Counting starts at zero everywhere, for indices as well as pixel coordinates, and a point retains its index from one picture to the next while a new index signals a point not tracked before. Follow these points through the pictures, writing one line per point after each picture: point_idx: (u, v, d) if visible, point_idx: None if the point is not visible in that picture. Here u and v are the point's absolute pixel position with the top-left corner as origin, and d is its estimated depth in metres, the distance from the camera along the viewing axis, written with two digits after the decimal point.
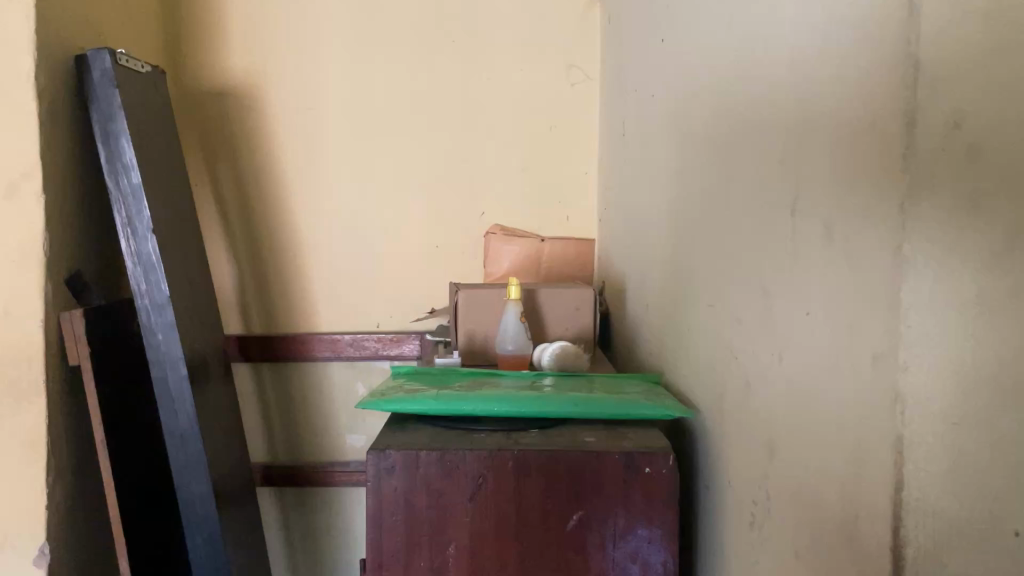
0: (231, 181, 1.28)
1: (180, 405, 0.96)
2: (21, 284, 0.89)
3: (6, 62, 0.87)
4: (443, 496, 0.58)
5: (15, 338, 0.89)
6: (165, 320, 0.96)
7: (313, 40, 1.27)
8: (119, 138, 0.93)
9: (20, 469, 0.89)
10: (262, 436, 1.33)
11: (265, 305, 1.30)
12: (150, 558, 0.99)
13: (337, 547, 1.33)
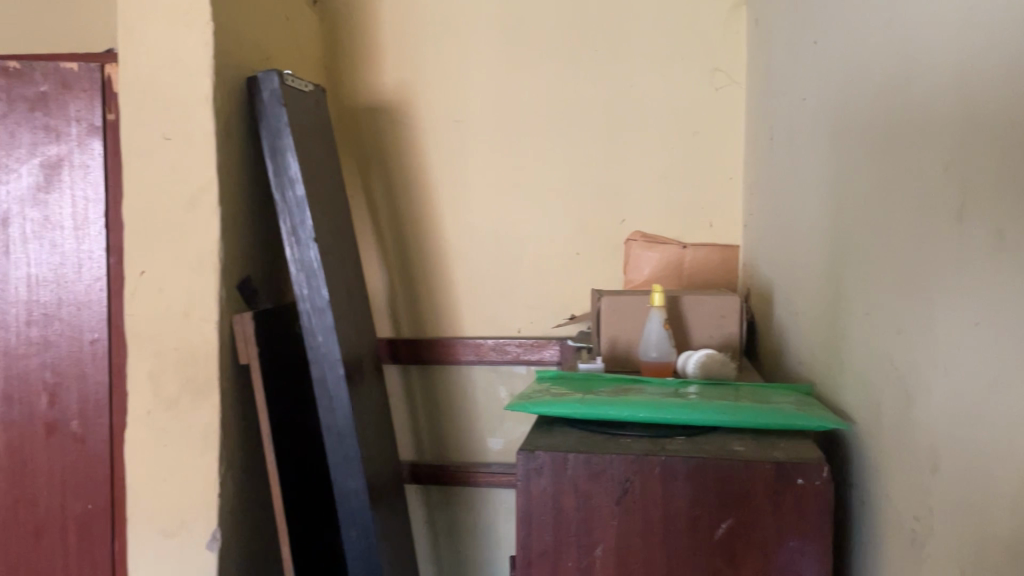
0: (383, 192, 1.34)
1: (338, 402, 1.02)
2: (200, 289, 0.97)
3: (188, 86, 0.96)
4: (590, 499, 0.60)
5: (194, 339, 0.98)
6: (324, 324, 1.02)
7: (461, 55, 1.32)
8: (286, 153, 1.00)
9: (196, 459, 0.98)
10: (409, 435, 1.38)
11: (413, 309, 1.36)
12: (309, 547, 1.05)
13: (480, 547, 1.36)
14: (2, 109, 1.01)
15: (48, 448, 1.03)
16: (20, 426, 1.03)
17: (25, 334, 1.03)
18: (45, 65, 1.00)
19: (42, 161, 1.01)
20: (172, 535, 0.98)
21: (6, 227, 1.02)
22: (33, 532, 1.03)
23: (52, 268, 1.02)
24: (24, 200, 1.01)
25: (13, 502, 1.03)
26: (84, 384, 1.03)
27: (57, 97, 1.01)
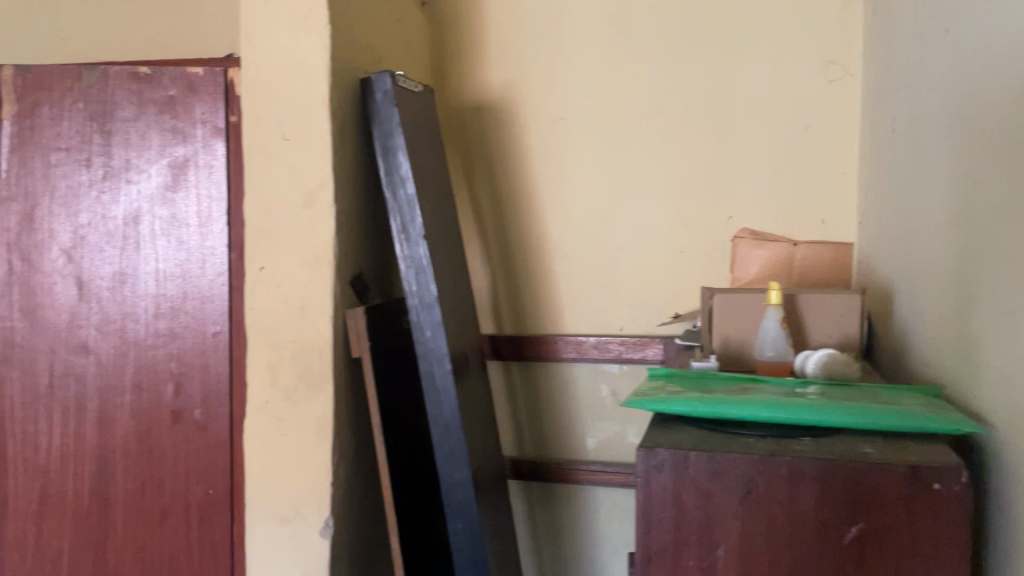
0: (487, 189, 1.36)
1: (445, 396, 1.04)
2: (315, 284, 1.01)
3: (306, 88, 0.99)
4: (712, 498, 0.59)
5: (310, 332, 1.01)
6: (433, 319, 1.04)
7: (565, 52, 1.32)
8: (396, 152, 1.03)
9: (310, 448, 1.01)
10: (510, 431, 1.39)
11: (515, 306, 1.37)
12: (416, 537, 1.07)
13: (581, 544, 1.36)
14: (133, 112, 1.06)
15: (174, 434, 1.08)
16: (148, 413, 1.09)
17: (153, 326, 1.08)
18: (174, 70, 1.06)
19: (170, 162, 1.07)
20: (287, 521, 1.02)
21: (137, 224, 1.07)
22: (159, 513, 1.09)
23: (178, 263, 1.08)
24: (154, 198, 1.07)
25: (141, 485, 1.09)
26: (206, 374, 1.08)
27: (185, 101, 1.06)
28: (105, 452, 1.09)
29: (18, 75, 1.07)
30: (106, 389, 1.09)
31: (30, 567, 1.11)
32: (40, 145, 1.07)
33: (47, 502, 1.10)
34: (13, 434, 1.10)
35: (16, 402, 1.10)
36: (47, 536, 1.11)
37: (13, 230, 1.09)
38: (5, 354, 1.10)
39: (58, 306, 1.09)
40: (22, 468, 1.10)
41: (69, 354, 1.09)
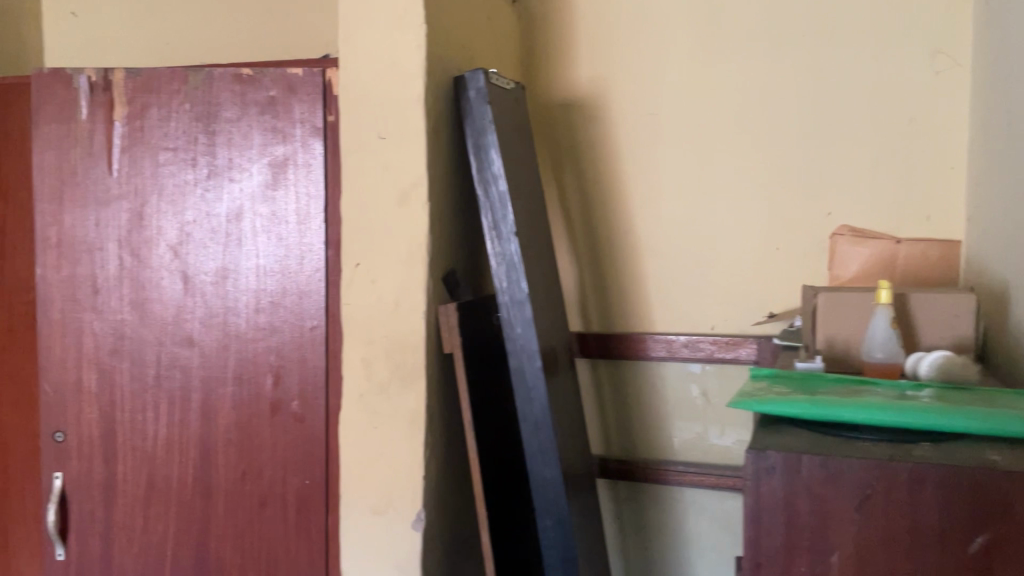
0: (575, 187, 1.36)
1: (535, 393, 1.04)
2: (410, 281, 1.02)
3: (402, 87, 1.01)
4: (825, 503, 0.58)
5: (404, 327, 1.03)
6: (524, 316, 1.04)
7: (657, 47, 1.30)
8: (489, 149, 1.03)
9: (403, 441, 1.03)
10: (597, 429, 1.38)
11: (603, 304, 1.36)
12: (506, 533, 1.08)
13: (669, 546, 1.35)
14: (236, 112, 1.10)
15: (273, 425, 1.12)
16: (248, 404, 1.12)
17: (254, 320, 1.12)
18: (275, 72, 1.09)
19: (271, 160, 1.10)
20: (380, 512, 1.04)
21: (239, 221, 1.11)
22: (258, 501, 1.13)
23: (277, 259, 1.11)
24: (255, 196, 1.10)
25: (241, 473, 1.13)
26: (303, 367, 1.11)
27: (285, 101, 1.09)
28: (207, 441, 1.14)
29: (129, 78, 1.12)
30: (209, 381, 1.13)
31: (136, 549, 1.16)
32: (149, 145, 1.12)
33: (153, 488, 1.15)
34: (123, 421, 1.15)
35: (126, 391, 1.15)
36: (153, 520, 1.15)
37: (124, 228, 1.14)
38: (116, 346, 1.15)
39: (165, 300, 1.14)
40: (130, 455, 1.15)
41: (175, 346, 1.14)
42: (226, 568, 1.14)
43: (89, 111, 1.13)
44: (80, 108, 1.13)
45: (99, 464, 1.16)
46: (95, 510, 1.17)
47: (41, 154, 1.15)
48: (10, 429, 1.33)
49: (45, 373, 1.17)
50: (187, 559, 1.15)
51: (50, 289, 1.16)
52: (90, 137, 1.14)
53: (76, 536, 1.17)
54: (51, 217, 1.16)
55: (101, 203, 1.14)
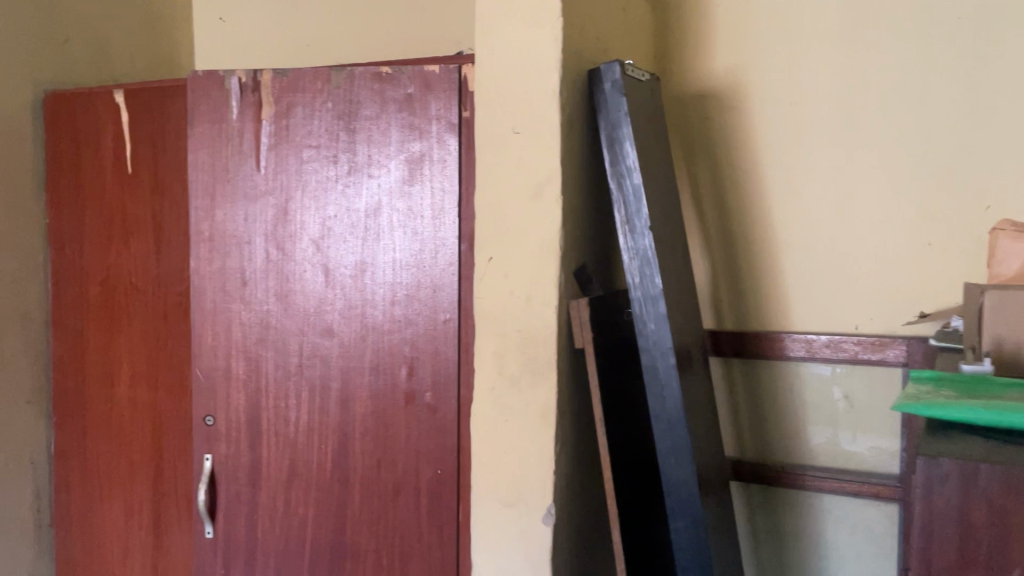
0: (709, 180, 1.32)
1: (668, 391, 1.02)
2: (542, 275, 1.02)
3: (538, 81, 1.00)
4: (1006, 515, 0.55)
5: (536, 321, 1.02)
6: (658, 313, 1.01)
7: (799, 34, 1.25)
8: (623, 142, 1.01)
9: (534, 435, 1.03)
10: (730, 429, 1.33)
11: (737, 300, 1.32)
12: (638, 532, 1.06)
13: (806, 553, 1.29)
14: (376, 110, 1.13)
15: (407, 415, 1.15)
16: (385, 394, 1.16)
17: (390, 313, 1.15)
18: (412, 69, 1.11)
19: (408, 156, 1.12)
20: (511, 505, 1.05)
21: (377, 216, 1.14)
22: (393, 489, 1.16)
23: (413, 253, 1.13)
24: (393, 191, 1.13)
25: (377, 461, 1.17)
26: (437, 360, 1.13)
27: (422, 98, 1.11)
28: (345, 429, 1.18)
29: (276, 78, 1.16)
30: (348, 370, 1.17)
31: (278, 531, 1.21)
32: (294, 143, 1.17)
33: (294, 472, 1.20)
34: (268, 408, 1.21)
35: (271, 378, 1.21)
36: (294, 503, 1.20)
37: (270, 222, 1.19)
38: (261, 335, 1.21)
39: (307, 292, 1.18)
40: (274, 439, 1.21)
41: (316, 337, 1.18)
42: (362, 553, 1.18)
43: (239, 111, 1.19)
44: (231, 108, 1.19)
45: (246, 448, 1.22)
46: (241, 491, 1.23)
47: (196, 152, 1.22)
48: (165, 413, 1.42)
49: (198, 359, 1.24)
50: (325, 542, 1.19)
51: (202, 280, 1.23)
52: (240, 136, 1.19)
53: (224, 515, 1.24)
54: (204, 212, 1.22)
55: (249, 199, 1.20)
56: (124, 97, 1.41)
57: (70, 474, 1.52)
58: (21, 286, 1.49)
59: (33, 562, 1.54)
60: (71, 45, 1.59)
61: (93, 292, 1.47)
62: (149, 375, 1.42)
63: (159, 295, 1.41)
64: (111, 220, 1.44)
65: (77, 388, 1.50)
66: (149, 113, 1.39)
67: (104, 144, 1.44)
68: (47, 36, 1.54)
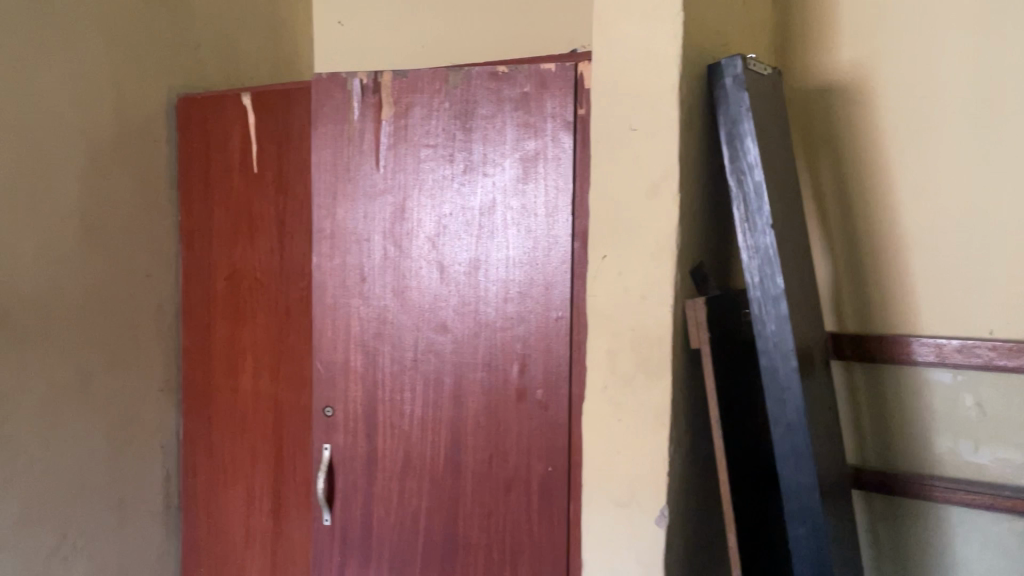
0: (832, 177, 1.28)
1: (789, 394, 0.99)
2: (657, 273, 1.00)
3: (655, 78, 0.99)
4: None
5: (650, 321, 1.01)
6: (779, 313, 0.99)
7: (932, 24, 1.19)
8: (744, 138, 0.99)
9: (647, 436, 1.01)
10: (852, 435, 1.29)
11: (860, 301, 1.27)
12: (754, 537, 1.04)
13: (932, 568, 1.23)
14: (492, 109, 1.14)
15: (519, 411, 1.16)
16: (497, 390, 1.17)
17: (503, 310, 1.16)
18: (529, 68, 1.12)
19: (522, 155, 1.13)
20: (623, 505, 1.04)
21: (491, 214, 1.15)
22: (504, 484, 1.17)
23: (526, 251, 1.14)
24: (507, 190, 1.14)
25: (489, 456, 1.18)
26: (549, 357, 1.14)
27: (537, 96, 1.12)
28: (458, 424, 1.20)
29: (395, 79, 1.19)
30: (461, 365, 1.19)
31: (393, 521, 1.24)
32: (412, 143, 1.19)
33: (409, 464, 1.23)
34: (384, 401, 1.24)
35: (387, 372, 1.24)
36: (408, 494, 1.23)
37: (388, 220, 1.22)
38: (379, 330, 1.24)
39: (423, 288, 1.21)
40: (390, 431, 1.24)
41: (430, 333, 1.21)
42: (473, 546, 1.19)
43: (361, 112, 1.22)
44: (353, 109, 1.23)
45: (363, 440, 1.26)
46: (358, 480, 1.26)
47: (319, 152, 1.26)
48: (286, 403, 1.48)
49: (319, 352, 1.29)
50: (438, 535, 1.21)
51: (324, 276, 1.28)
52: (361, 136, 1.23)
53: (341, 503, 1.28)
54: (326, 210, 1.27)
55: (369, 197, 1.23)
56: (250, 99, 1.47)
57: (198, 459, 1.61)
58: (155, 280, 1.58)
59: (163, 539, 1.63)
60: (202, 51, 1.68)
61: (220, 287, 1.54)
62: (271, 367, 1.49)
63: (280, 290, 1.47)
64: (238, 218, 1.51)
65: (205, 377, 1.58)
66: (274, 115, 1.45)
67: (233, 145, 1.51)
68: (180, 43, 1.62)
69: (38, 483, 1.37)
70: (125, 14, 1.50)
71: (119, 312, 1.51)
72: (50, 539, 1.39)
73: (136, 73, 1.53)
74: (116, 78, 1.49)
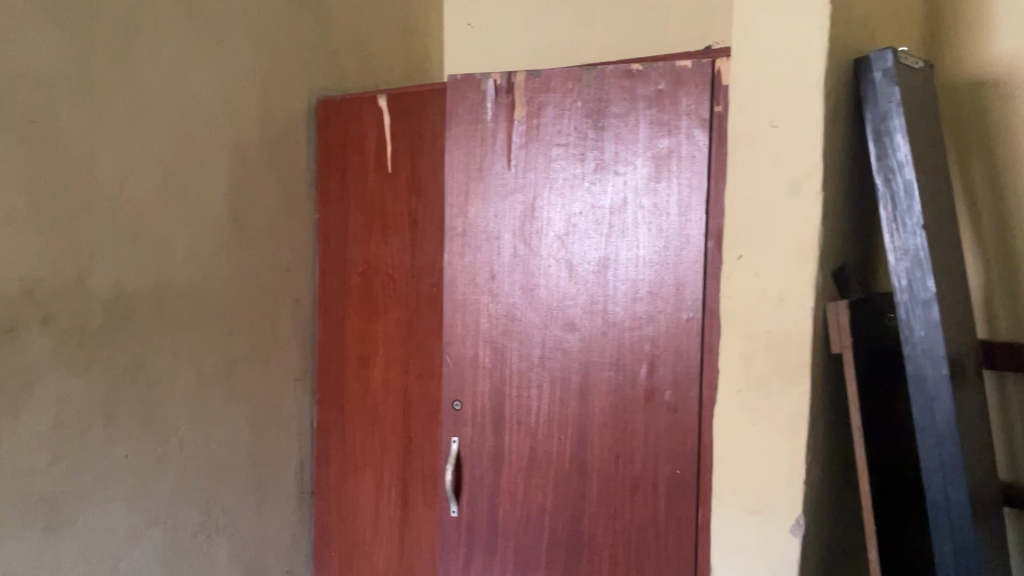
0: (986, 176, 1.21)
1: (938, 404, 0.94)
2: (797, 275, 0.97)
3: (799, 73, 0.96)
4: None
5: (788, 324, 0.98)
6: (928, 318, 0.94)
7: None
8: (894, 134, 0.95)
9: (783, 442, 0.98)
10: (1003, 450, 1.22)
11: (1016, 308, 1.19)
12: (896, 552, 0.99)
13: None
14: (625, 107, 1.14)
15: (647, 412, 1.15)
16: (625, 390, 1.17)
17: (631, 309, 1.15)
18: (664, 65, 1.11)
19: (654, 153, 1.12)
20: (755, 513, 1.01)
21: (622, 213, 1.15)
22: (631, 485, 1.17)
23: (657, 250, 1.13)
24: (639, 189, 1.13)
25: (615, 457, 1.18)
26: (678, 359, 1.13)
27: (672, 93, 1.11)
28: (585, 422, 1.20)
29: (529, 80, 1.21)
30: (589, 364, 1.19)
31: (519, 516, 1.26)
32: (544, 142, 1.20)
33: (535, 461, 1.24)
34: (511, 398, 1.26)
35: (515, 368, 1.25)
36: (534, 491, 1.24)
37: (518, 219, 1.23)
38: (507, 327, 1.26)
39: (552, 286, 1.21)
40: (516, 427, 1.25)
41: (559, 331, 1.21)
42: (599, 545, 1.19)
43: (494, 112, 1.24)
44: (486, 109, 1.25)
45: (490, 435, 1.28)
46: (484, 475, 1.28)
47: (452, 152, 1.29)
48: (414, 396, 1.52)
49: (449, 347, 1.32)
50: (563, 532, 1.22)
51: (454, 273, 1.30)
52: (493, 136, 1.25)
53: (468, 496, 1.30)
54: (457, 208, 1.29)
55: (499, 196, 1.25)
56: (386, 101, 1.52)
57: (330, 448, 1.67)
58: (294, 275, 1.66)
59: (296, 522, 1.71)
60: (341, 54, 1.74)
61: (354, 282, 1.60)
62: (401, 361, 1.53)
63: (411, 287, 1.51)
64: (372, 216, 1.56)
65: (338, 369, 1.65)
66: (408, 117, 1.50)
67: (369, 146, 1.56)
68: (321, 47, 1.69)
69: (187, 463, 1.46)
70: (272, 21, 1.58)
71: (260, 304, 1.59)
72: (196, 516, 1.48)
73: (280, 78, 1.60)
74: (263, 82, 1.57)
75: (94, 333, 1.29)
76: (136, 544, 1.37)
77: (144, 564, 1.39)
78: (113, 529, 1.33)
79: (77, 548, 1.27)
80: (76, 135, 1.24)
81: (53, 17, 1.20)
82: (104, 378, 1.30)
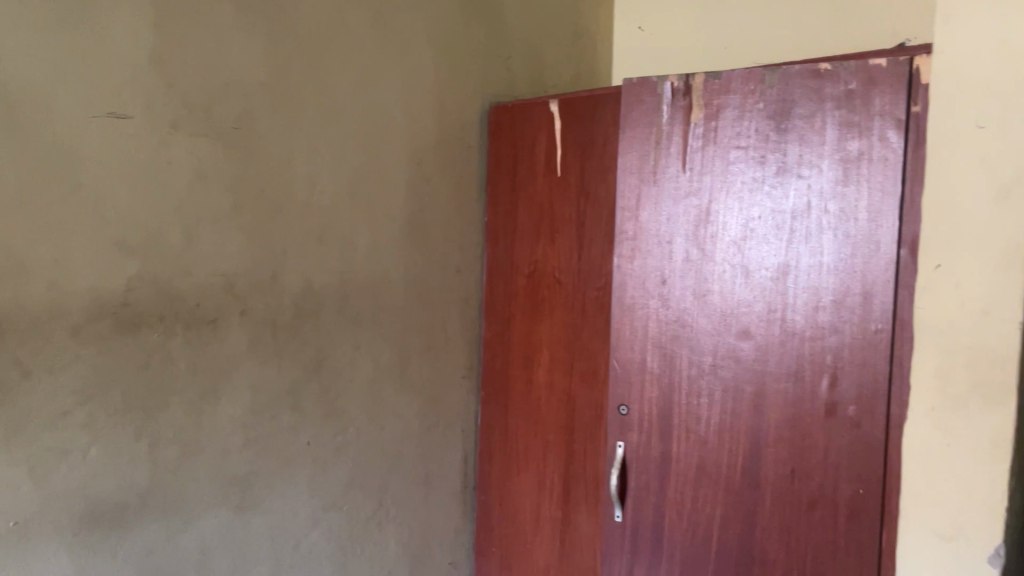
0: None
1: None
2: (1005, 286, 0.88)
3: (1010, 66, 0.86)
4: None
5: (993, 340, 0.89)
6: None
7: None
8: None
9: (983, 466, 0.90)
10: None
11: None
12: None
13: None
14: (811, 108, 1.09)
15: (828, 427, 1.11)
16: (804, 403, 1.12)
17: (813, 318, 1.11)
18: (856, 64, 1.06)
19: (842, 156, 1.08)
20: (948, 539, 0.93)
21: (806, 218, 1.10)
22: (808, 501, 1.12)
23: (843, 257, 1.08)
24: (825, 193, 1.09)
25: (791, 471, 1.14)
26: (864, 371, 1.07)
27: (865, 93, 1.06)
28: (758, 433, 1.16)
29: (708, 81, 1.19)
30: (764, 374, 1.16)
31: (685, 525, 1.24)
32: (722, 144, 1.17)
33: (704, 471, 1.22)
34: (680, 405, 1.24)
35: (684, 375, 1.23)
36: (702, 501, 1.22)
37: (692, 223, 1.21)
38: (676, 332, 1.24)
39: (726, 292, 1.18)
40: (685, 435, 1.23)
41: (732, 339, 1.18)
42: (771, 562, 1.16)
43: (670, 115, 1.23)
44: (662, 112, 1.24)
45: (657, 441, 1.26)
46: (650, 482, 1.27)
47: (626, 155, 1.28)
48: (578, 399, 1.52)
49: (616, 351, 1.31)
50: (732, 546, 1.19)
51: (624, 276, 1.30)
52: (668, 139, 1.23)
53: (633, 502, 1.29)
54: (629, 212, 1.29)
55: (673, 199, 1.23)
56: (558, 106, 1.54)
57: (494, 445, 1.71)
58: (463, 275, 1.71)
59: (460, 515, 1.76)
60: (513, 60, 1.78)
61: (521, 283, 1.63)
62: (566, 364, 1.54)
63: (578, 290, 1.52)
64: (541, 219, 1.58)
65: (503, 368, 1.68)
66: (580, 121, 1.51)
67: (539, 151, 1.58)
68: (495, 53, 1.73)
69: (362, 453, 1.53)
70: (450, 29, 1.63)
71: (431, 304, 1.64)
72: (370, 504, 1.56)
73: (456, 85, 1.66)
74: (440, 89, 1.63)
75: (285, 327, 1.37)
76: (315, 527, 1.46)
77: (322, 545, 1.47)
78: (296, 511, 1.42)
79: (263, 526, 1.37)
80: (272, 141, 1.33)
81: (257, 33, 1.30)
82: (291, 369, 1.39)
